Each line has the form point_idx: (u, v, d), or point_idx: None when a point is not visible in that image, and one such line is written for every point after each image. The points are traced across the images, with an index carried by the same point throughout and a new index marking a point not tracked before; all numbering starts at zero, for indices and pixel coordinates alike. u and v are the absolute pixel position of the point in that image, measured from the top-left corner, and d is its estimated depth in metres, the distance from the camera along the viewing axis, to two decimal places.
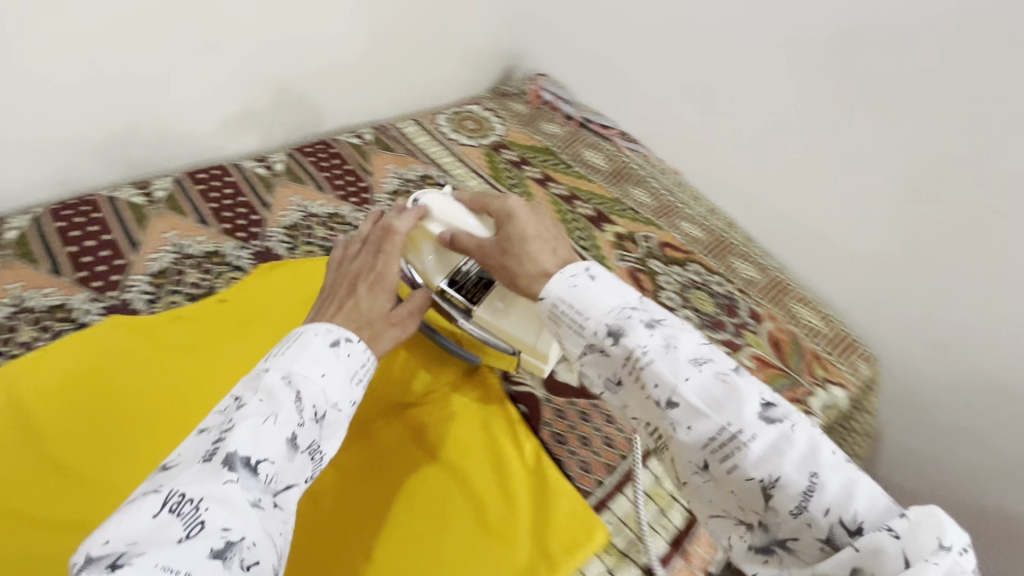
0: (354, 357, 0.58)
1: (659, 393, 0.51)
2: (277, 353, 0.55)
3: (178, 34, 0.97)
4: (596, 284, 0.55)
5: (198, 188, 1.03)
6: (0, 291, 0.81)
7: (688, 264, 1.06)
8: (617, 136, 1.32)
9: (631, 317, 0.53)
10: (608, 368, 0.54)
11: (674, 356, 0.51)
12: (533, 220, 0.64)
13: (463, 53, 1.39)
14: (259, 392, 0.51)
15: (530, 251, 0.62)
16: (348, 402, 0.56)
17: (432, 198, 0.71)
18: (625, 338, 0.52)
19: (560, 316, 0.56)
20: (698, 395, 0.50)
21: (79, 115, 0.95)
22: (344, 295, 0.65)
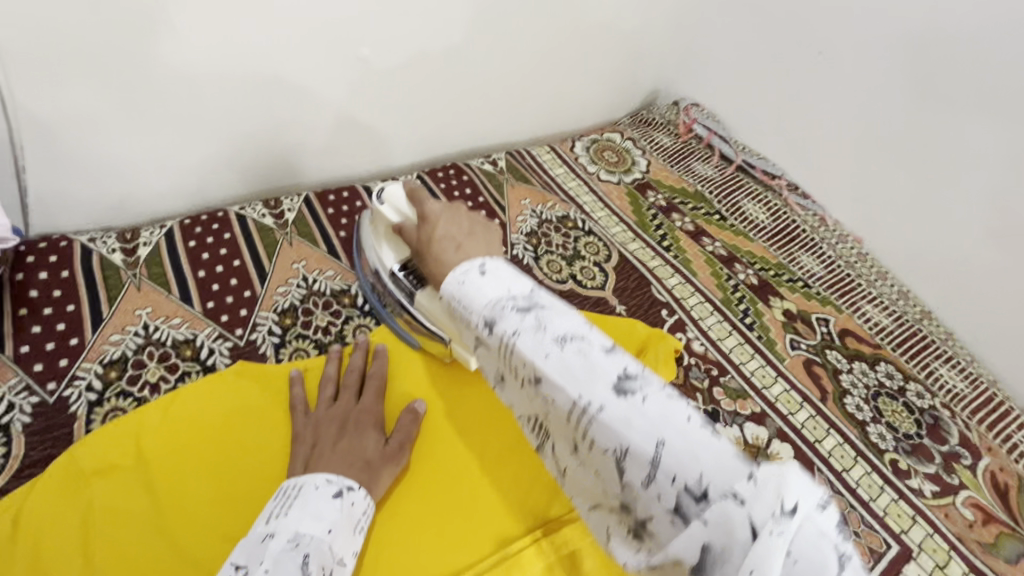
0: (356, 505, 0.57)
1: (525, 373, 0.43)
2: (278, 515, 0.52)
3: (324, 40, 0.88)
4: (484, 280, 0.47)
5: (328, 213, 0.95)
6: (130, 318, 0.76)
7: (876, 361, 0.88)
8: (784, 187, 1.14)
9: (504, 305, 0.45)
10: (495, 362, 0.48)
11: (543, 335, 0.43)
12: (451, 223, 0.57)
13: (608, 72, 1.24)
14: (264, 561, 0.47)
15: (433, 253, 0.54)
16: (350, 553, 0.55)
17: (398, 187, 0.67)
18: (499, 326, 0.44)
19: (452, 310, 0.49)
20: (558, 373, 0.41)
21: (218, 125, 0.88)
22: (333, 435, 0.63)
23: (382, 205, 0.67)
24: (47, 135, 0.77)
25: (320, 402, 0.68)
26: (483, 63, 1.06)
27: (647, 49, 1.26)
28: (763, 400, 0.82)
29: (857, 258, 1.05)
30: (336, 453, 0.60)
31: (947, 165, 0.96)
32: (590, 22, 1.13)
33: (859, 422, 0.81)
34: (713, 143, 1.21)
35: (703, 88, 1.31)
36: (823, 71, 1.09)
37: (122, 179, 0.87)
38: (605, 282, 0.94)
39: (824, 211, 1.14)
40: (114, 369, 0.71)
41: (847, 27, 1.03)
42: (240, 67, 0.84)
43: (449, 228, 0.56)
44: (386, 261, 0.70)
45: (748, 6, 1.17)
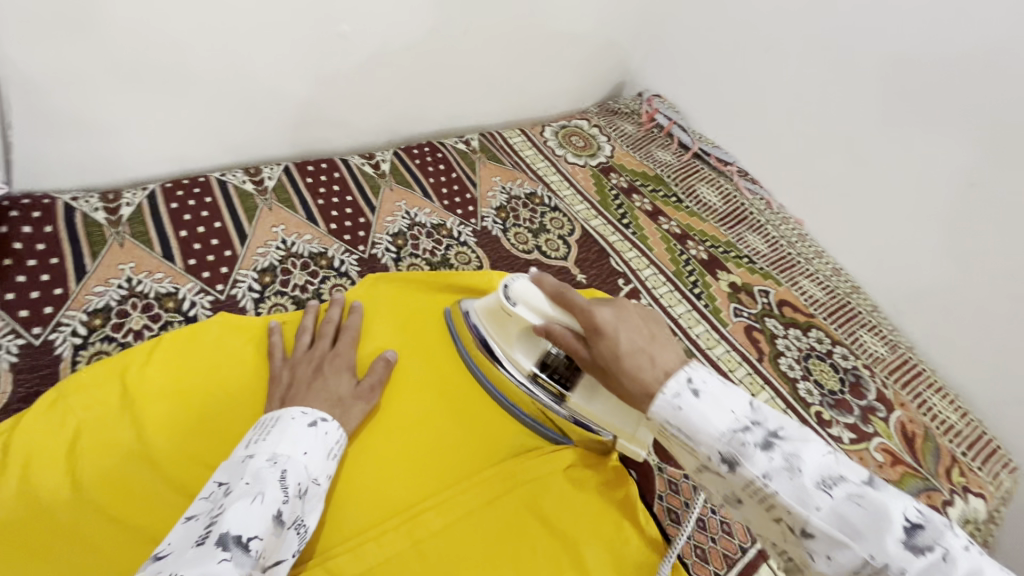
0: (329, 435, 0.62)
1: (788, 518, 0.44)
2: (256, 441, 0.57)
3: (308, 19, 0.93)
4: (706, 406, 0.48)
5: (307, 182, 1.00)
6: (113, 271, 0.80)
7: (809, 328, 0.98)
8: (736, 173, 1.24)
9: (746, 442, 0.46)
10: (725, 489, 0.48)
11: (801, 477, 0.44)
12: (629, 330, 0.55)
13: (578, 63, 1.32)
14: (245, 475, 0.52)
15: (627, 371, 0.52)
16: (324, 475, 0.59)
17: (530, 285, 0.64)
18: (746, 467, 0.45)
19: (673, 438, 0.49)
20: (830, 521, 0.43)
21: (201, 94, 0.92)
22: (310, 375, 0.69)
23: (514, 307, 0.64)
24: (35, 94, 0.80)
25: (296, 347, 0.73)
26: (460, 47, 1.13)
27: (614, 41, 1.34)
28: (707, 359, 0.90)
29: (797, 239, 1.15)
30: (312, 391, 0.65)
31: (877, 155, 1.06)
32: (561, 14, 1.21)
33: (791, 379, 0.90)
34: (673, 132, 1.30)
35: (665, 80, 1.40)
36: (773, 67, 1.19)
37: (106, 141, 0.90)
38: (568, 253, 1.01)
39: (770, 196, 1.25)
40: (98, 317, 0.75)
41: (793, 28, 1.13)
42: (225, 38, 0.88)
43: (630, 339, 0.54)
44: (521, 361, 0.71)
45: (708, 5, 1.26)
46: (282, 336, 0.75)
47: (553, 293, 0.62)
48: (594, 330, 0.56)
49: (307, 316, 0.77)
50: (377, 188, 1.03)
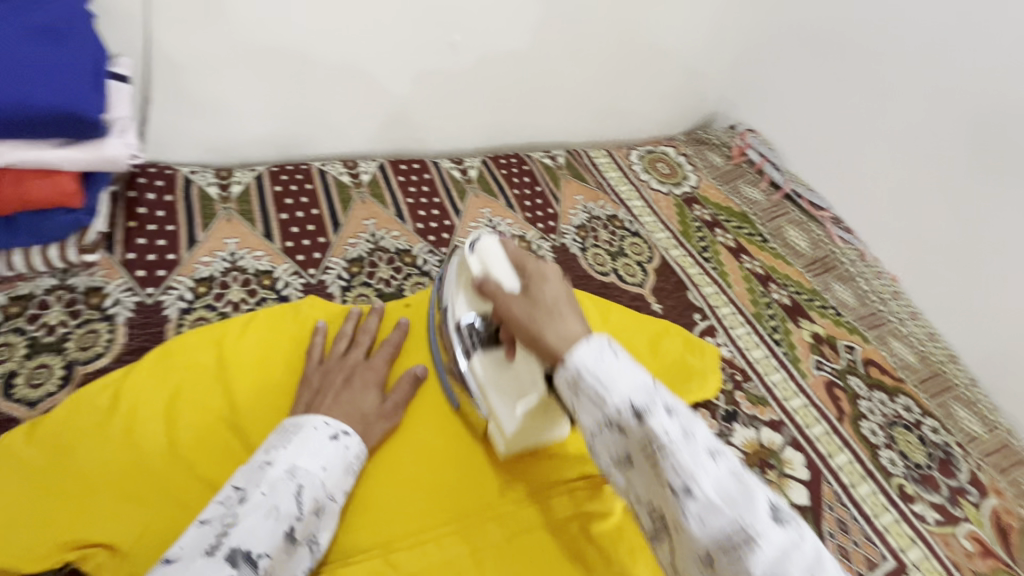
0: (350, 449, 0.61)
1: (673, 480, 0.42)
2: (277, 446, 0.56)
3: (426, 28, 0.97)
4: (622, 364, 0.46)
5: (399, 180, 1.03)
6: (220, 244, 0.85)
7: (896, 394, 0.92)
8: (829, 220, 1.19)
9: (653, 398, 0.45)
10: (619, 447, 0.46)
11: (696, 446, 0.43)
12: (561, 284, 0.57)
13: (673, 92, 1.31)
14: (262, 485, 0.52)
15: (556, 319, 0.52)
16: (340, 492, 0.59)
17: (493, 242, 0.67)
18: (651, 420, 0.44)
19: (582, 387, 0.47)
20: (711, 486, 0.42)
21: (316, 91, 0.98)
22: (339, 385, 0.67)
23: (473, 256, 0.67)
24: (178, 73, 0.87)
25: (332, 353, 0.72)
26: (558, 64, 1.14)
27: (711, 70, 1.33)
28: (782, 410, 0.86)
29: (891, 295, 1.09)
30: (337, 403, 0.64)
31: (995, 218, 1.00)
32: (664, 41, 1.21)
33: (872, 445, 0.84)
34: (765, 169, 1.27)
35: (760, 115, 1.37)
36: (882, 112, 1.13)
37: (226, 124, 0.96)
38: (645, 280, 1.00)
39: (864, 247, 1.19)
40: (203, 285, 0.80)
41: (909, 79, 1.08)
42: (348, 40, 0.94)
43: (559, 289, 0.56)
44: (459, 311, 0.72)
45: (816, 42, 1.22)
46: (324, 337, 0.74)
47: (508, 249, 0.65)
48: (536, 279, 0.57)
49: (348, 322, 0.76)
50: (464, 193, 1.05)
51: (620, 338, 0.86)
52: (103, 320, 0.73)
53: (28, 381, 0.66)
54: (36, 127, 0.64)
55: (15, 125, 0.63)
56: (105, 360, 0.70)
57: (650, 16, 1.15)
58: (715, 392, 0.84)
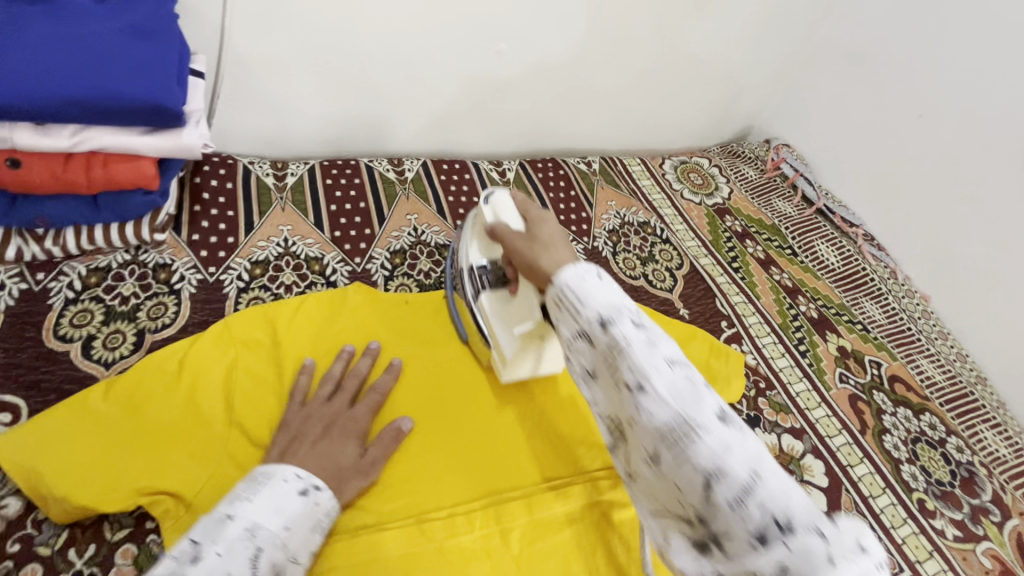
0: (319, 506, 0.56)
1: (630, 381, 0.48)
2: (241, 499, 0.51)
3: (478, 37, 1.02)
4: (601, 282, 0.53)
5: (441, 179, 1.08)
6: (274, 230, 0.92)
7: (922, 411, 0.93)
8: (861, 237, 1.20)
9: (621, 312, 0.51)
10: (589, 357, 0.53)
11: (654, 351, 0.48)
12: (558, 228, 0.66)
13: (710, 105, 1.34)
14: (219, 543, 0.46)
15: (548, 250, 0.62)
16: (305, 552, 0.53)
17: (506, 196, 0.74)
18: (614, 328, 0.50)
19: (561, 302, 0.55)
20: (663, 385, 0.47)
21: (369, 93, 1.04)
22: (317, 433, 0.64)
23: (487, 208, 0.74)
24: (246, 72, 0.94)
25: (316, 397, 0.69)
26: (600, 74, 1.18)
27: (748, 84, 1.35)
28: (804, 419, 0.87)
29: (921, 314, 1.10)
30: (313, 453, 0.61)
31: None
32: (705, 55, 1.23)
33: (894, 459, 0.85)
34: (798, 184, 1.28)
35: (796, 130, 1.38)
36: (922, 133, 1.14)
37: (285, 119, 1.02)
38: (673, 287, 1.02)
39: (896, 265, 1.19)
40: (259, 268, 0.86)
41: (952, 101, 1.09)
42: (404, 47, 1.00)
43: (556, 232, 0.66)
44: (472, 256, 0.79)
45: (857, 60, 1.23)
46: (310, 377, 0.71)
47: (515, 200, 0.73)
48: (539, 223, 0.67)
49: (337, 364, 0.73)
50: None
51: None
52: (170, 293, 0.80)
53: (105, 345, 0.73)
54: (125, 114, 0.70)
55: (105, 113, 0.69)
56: (172, 330, 0.76)
57: (692, 31, 1.18)
58: (738, 397, 0.86)
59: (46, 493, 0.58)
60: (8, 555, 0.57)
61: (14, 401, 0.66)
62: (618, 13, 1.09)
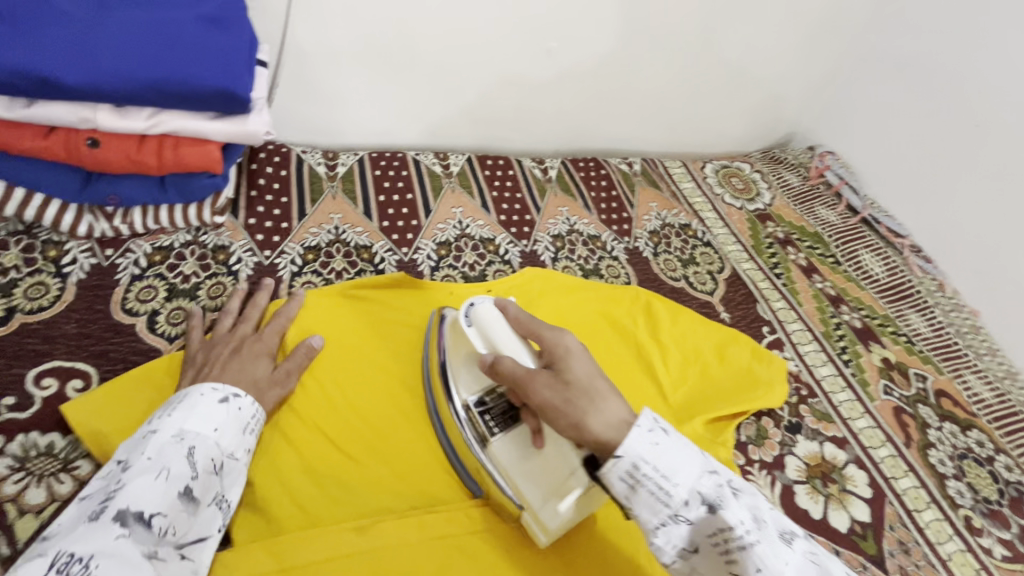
0: (244, 410, 0.61)
1: (755, 574, 0.48)
2: (162, 415, 0.56)
3: (528, 35, 1.04)
4: (678, 453, 0.52)
5: (485, 174, 1.10)
6: (326, 218, 0.94)
7: (969, 427, 0.91)
8: (908, 248, 1.18)
9: (717, 486, 0.51)
10: (687, 537, 0.51)
11: (765, 529, 0.49)
12: (586, 358, 0.58)
13: (754, 110, 1.33)
14: (148, 451, 0.52)
15: (591, 403, 0.55)
16: (243, 449, 0.60)
17: (494, 312, 0.65)
18: (724, 512, 0.49)
19: (639, 480, 0.51)
20: (789, 572, 0.48)
21: (419, 88, 1.06)
22: (227, 354, 0.67)
23: (475, 332, 0.65)
24: (305, 62, 0.96)
25: (216, 331, 0.72)
26: (646, 75, 1.18)
27: (794, 91, 1.33)
28: (847, 428, 0.86)
29: (969, 329, 1.07)
30: (226, 370, 0.64)
31: None
32: (752, 58, 1.23)
33: (940, 474, 0.84)
34: (843, 192, 1.26)
35: (841, 137, 1.36)
36: (977, 144, 1.12)
37: (337, 111, 1.05)
38: (715, 290, 1.02)
39: (944, 278, 1.17)
40: (311, 253, 0.89)
41: (1009, 114, 1.07)
42: (457, 43, 1.01)
43: (587, 366, 0.58)
44: (466, 391, 0.68)
45: (910, 67, 1.21)
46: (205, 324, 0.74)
47: (508, 317, 0.65)
48: (563, 359, 0.58)
49: (233, 300, 0.77)
50: (544, 191, 1.11)
51: (687, 340, 0.89)
52: (228, 274, 0.82)
53: (168, 321, 0.76)
54: (196, 100, 0.74)
55: (176, 96, 0.72)
56: None
57: (741, 33, 1.18)
58: (781, 403, 0.85)
59: None
60: None
61: (85, 368, 0.69)
62: (668, 15, 1.09)
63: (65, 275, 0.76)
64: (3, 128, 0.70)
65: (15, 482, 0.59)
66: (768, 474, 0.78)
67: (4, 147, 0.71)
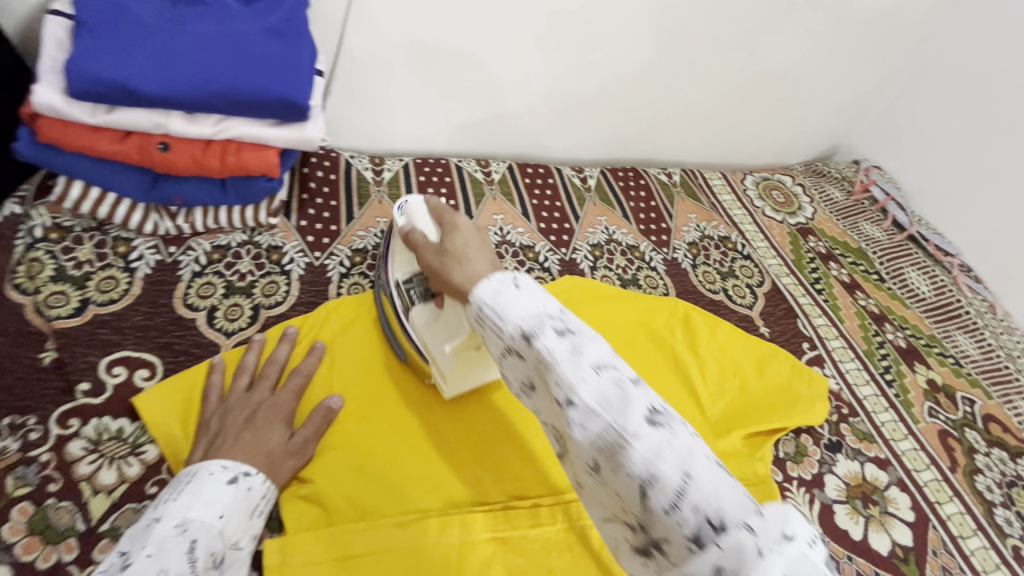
0: (254, 490, 0.59)
1: (557, 393, 0.43)
2: (168, 501, 0.54)
3: (574, 48, 1.05)
4: (521, 294, 0.48)
5: (525, 182, 1.12)
6: (372, 222, 0.97)
7: (1018, 455, 0.89)
8: (957, 267, 1.15)
9: (543, 321, 0.46)
10: (523, 371, 0.49)
11: (580, 359, 0.44)
12: (473, 235, 0.60)
13: (797, 122, 1.31)
14: (148, 546, 0.49)
15: (459, 261, 0.56)
16: (247, 536, 0.57)
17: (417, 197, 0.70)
18: (537, 341, 0.45)
19: (483, 320, 0.49)
20: (591, 395, 0.42)
21: (465, 97, 1.08)
22: (240, 425, 0.64)
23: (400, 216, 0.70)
24: (357, 71, 1.00)
25: (234, 389, 0.68)
26: (690, 87, 1.18)
27: (840, 103, 1.31)
28: (890, 449, 0.85)
29: (1020, 353, 1.04)
30: (238, 444, 0.62)
31: None
32: (797, 71, 1.21)
33: (987, 502, 0.82)
34: (888, 207, 1.24)
35: (887, 151, 1.33)
36: None
37: (384, 118, 1.08)
38: (754, 303, 1.01)
39: (994, 299, 1.15)
40: (358, 256, 0.92)
41: None
42: (504, 55, 1.04)
43: (471, 239, 0.59)
44: (396, 270, 0.74)
45: (966, 82, 1.18)
46: (223, 374, 0.71)
47: (428, 201, 0.67)
48: (449, 229, 0.61)
49: (249, 354, 0.72)
50: (583, 200, 1.12)
51: (726, 355, 0.89)
52: (281, 274, 0.86)
53: (226, 316, 0.80)
54: (258, 107, 0.77)
55: (240, 103, 0.76)
56: (283, 307, 0.83)
57: (790, 45, 1.16)
58: (821, 420, 0.84)
59: (180, 452, 0.65)
60: (147, 495, 0.63)
61: (152, 359, 0.73)
62: (715, 27, 1.09)
63: (133, 270, 0.80)
64: (85, 131, 0.75)
65: (90, 462, 0.63)
66: (807, 492, 0.78)
67: (86, 149, 0.76)
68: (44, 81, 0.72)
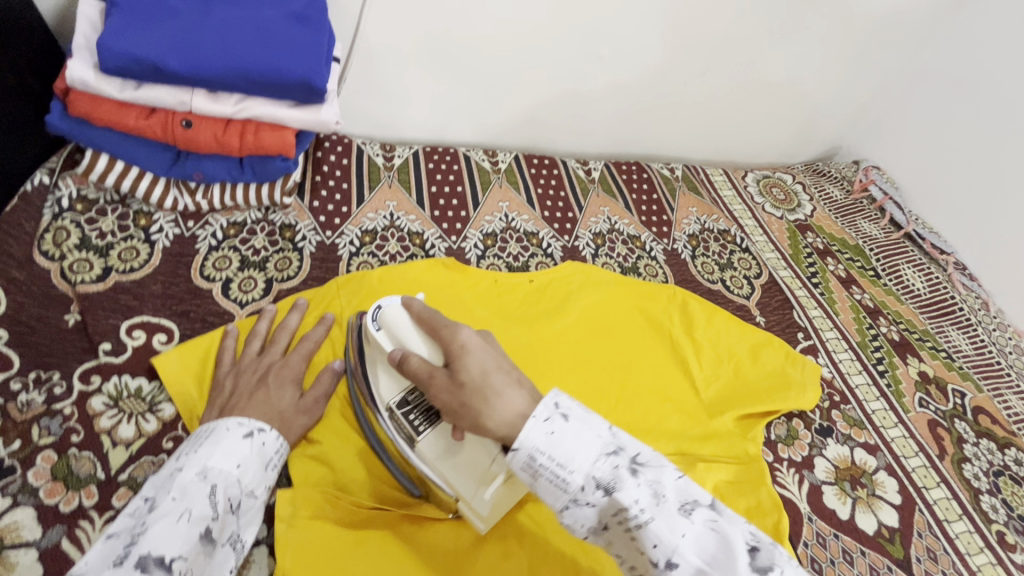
0: (267, 445, 0.62)
1: (653, 553, 0.45)
2: (188, 452, 0.57)
3: (584, 45, 1.08)
4: (573, 431, 0.48)
5: (531, 172, 1.15)
6: (382, 205, 1.01)
7: (1006, 445, 0.91)
8: (952, 265, 1.18)
9: (615, 467, 0.47)
10: (595, 520, 0.48)
11: (668, 506, 0.45)
12: (486, 354, 0.55)
13: (798, 123, 1.34)
14: (173, 490, 0.52)
15: (486, 399, 0.52)
16: (262, 487, 0.60)
17: (397, 311, 0.63)
18: (618, 494, 0.45)
19: (541, 472, 0.48)
20: (689, 547, 0.45)
21: (475, 88, 1.12)
22: (253, 385, 0.68)
23: (381, 334, 0.64)
24: (371, 60, 1.03)
25: (247, 352, 0.72)
26: (694, 84, 1.21)
27: (843, 105, 1.33)
28: (879, 436, 0.87)
29: (1011, 350, 1.06)
30: (251, 403, 0.65)
31: None
32: (800, 72, 1.24)
33: (974, 489, 0.84)
34: (886, 206, 1.26)
35: (887, 152, 1.36)
36: None
37: (396, 107, 1.12)
38: (751, 294, 1.04)
39: (988, 297, 1.17)
40: (367, 236, 0.95)
41: None
42: (514, 49, 1.07)
43: (486, 364, 0.54)
44: (384, 396, 0.66)
45: (967, 86, 1.20)
46: (237, 339, 0.74)
47: (412, 313, 0.62)
48: (457, 353, 0.56)
49: (260, 321, 0.76)
50: (587, 191, 1.15)
51: (721, 341, 0.91)
52: (294, 250, 0.90)
53: (240, 288, 0.83)
54: (277, 88, 0.81)
55: (264, 84, 0.80)
56: (295, 282, 0.86)
57: (794, 46, 1.19)
58: (813, 405, 0.86)
59: (195, 410, 0.69)
60: (163, 450, 0.66)
61: (169, 324, 0.77)
62: (720, 26, 1.11)
63: (153, 242, 0.84)
64: (113, 106, 0.79)
65: (110, 417, 0.67)
66: (797, 473, 0.80)
67: (113, 123, 0.80)
68: (77, 57, 0.76)
